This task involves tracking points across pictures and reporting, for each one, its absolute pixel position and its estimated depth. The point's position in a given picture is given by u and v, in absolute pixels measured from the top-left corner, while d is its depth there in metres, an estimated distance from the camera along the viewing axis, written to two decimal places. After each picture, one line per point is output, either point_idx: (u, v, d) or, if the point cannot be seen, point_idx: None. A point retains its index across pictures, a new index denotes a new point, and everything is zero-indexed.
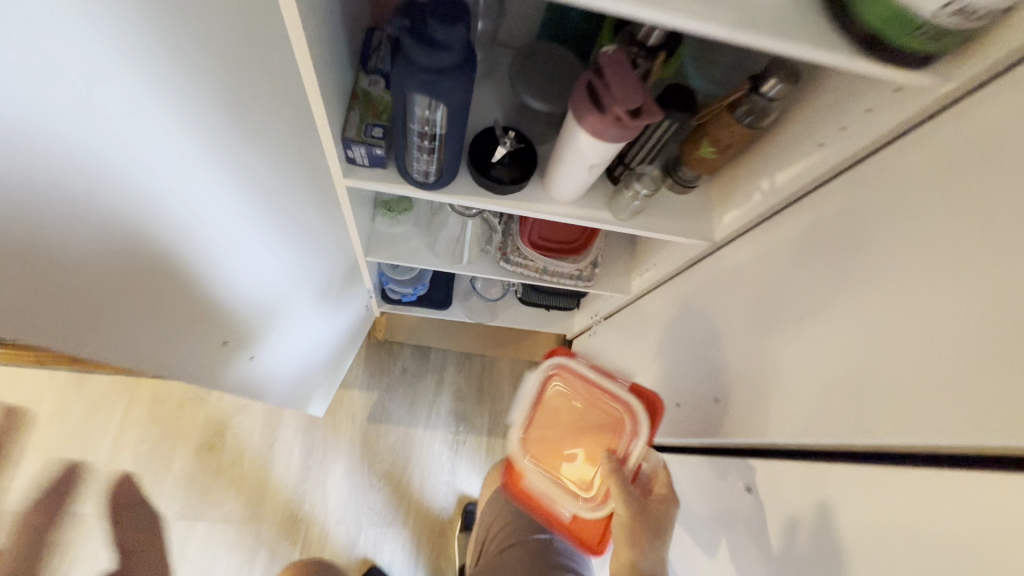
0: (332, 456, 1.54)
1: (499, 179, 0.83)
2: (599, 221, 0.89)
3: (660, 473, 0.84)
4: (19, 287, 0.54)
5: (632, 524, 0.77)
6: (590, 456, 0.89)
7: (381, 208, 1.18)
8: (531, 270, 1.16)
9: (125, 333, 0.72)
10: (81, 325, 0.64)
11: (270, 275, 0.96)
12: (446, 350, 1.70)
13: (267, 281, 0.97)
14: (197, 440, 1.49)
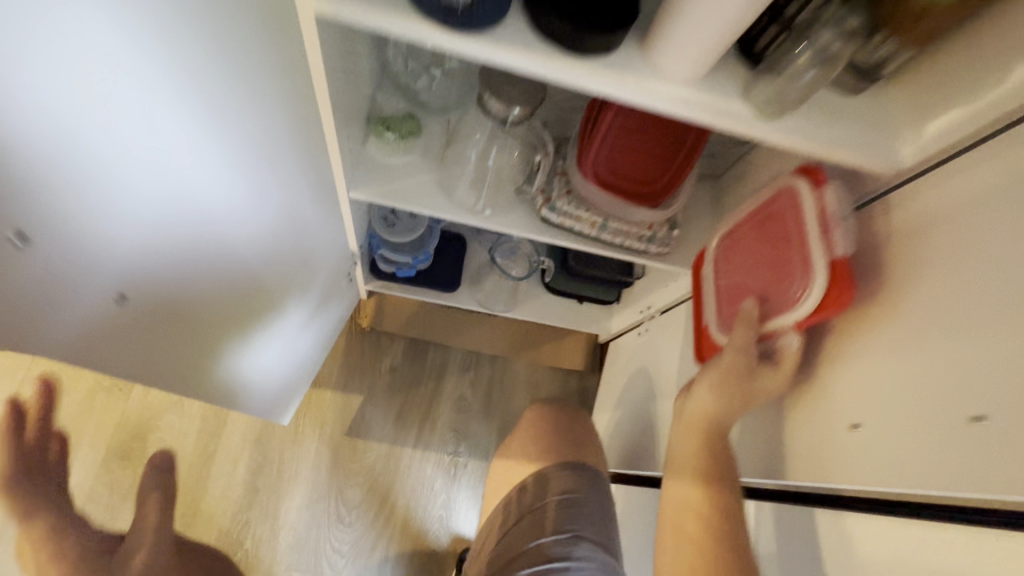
0: (289, 476, 1.16)
1: (581, 18, 0.48)
2: (730, 116, 0.54)
3: (790, 352, 0.64)
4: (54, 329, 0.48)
5: (725, 372, 0.66)
6: (740, 285, 0.73)
7: (377, 125, 0.83)
8: (585, 224, 0.81)
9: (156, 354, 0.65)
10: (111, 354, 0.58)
11: (315, 280, 0.89)
12: (448, 347, 1.33)
13: (310, 287, 0.89)
14: (107, 446, 1.11)
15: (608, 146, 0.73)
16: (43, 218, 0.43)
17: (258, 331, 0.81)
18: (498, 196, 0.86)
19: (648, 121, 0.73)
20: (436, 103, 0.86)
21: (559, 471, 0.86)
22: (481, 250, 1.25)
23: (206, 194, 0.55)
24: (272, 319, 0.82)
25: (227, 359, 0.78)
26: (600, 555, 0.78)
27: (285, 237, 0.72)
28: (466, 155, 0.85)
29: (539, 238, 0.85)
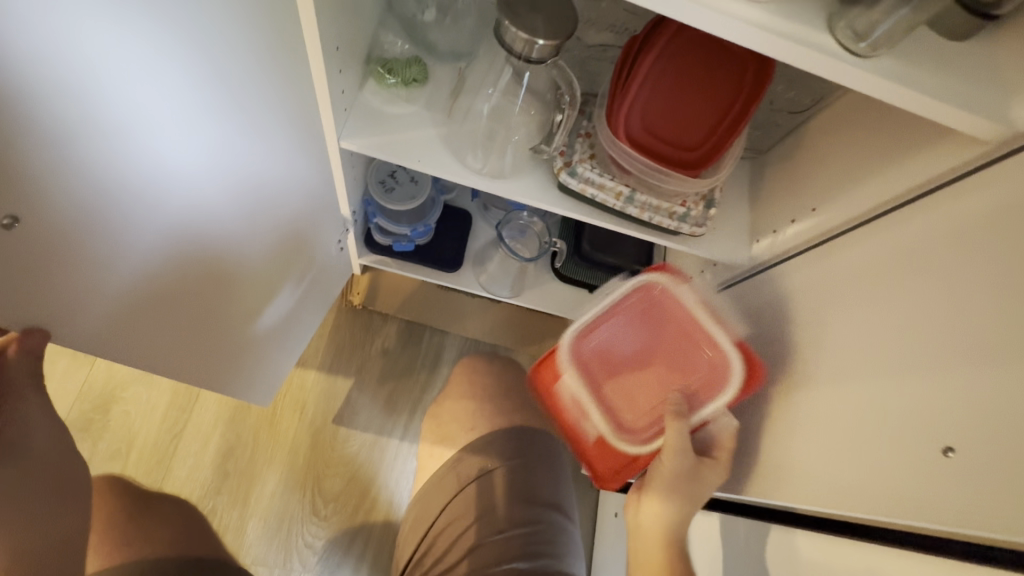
0: (263, 462, 1.06)
1: None
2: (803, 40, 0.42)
3: (724, 439, 0.63)
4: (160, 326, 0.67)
5: (671, 484, 0.61)
6: (647, 384, 0.69)
7: (377, 68, 0.73)
8: (609, 194, 0.70)
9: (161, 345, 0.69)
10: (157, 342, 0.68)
11: (310, 251, 0.86)
12: (444, 333, 1.22)
13: (296, 266, 0.85)
14: (65, 415, 1.01)
15: (641, 98, 0.61)
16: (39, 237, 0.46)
17: (256, 306, 0.80)
18: (510, 158, 0.75)
19: (691, 71, 0.60)
20: (446, 46, 0.75)
21: (502, 438, 0.78)
22: (487, 229, 1.15)
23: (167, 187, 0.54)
24: (255, 302, 0.80)
25: (216, 344, 0.78)
26: (549, 518, 0.74)
27: (276, 207, 0.70)
28: (473, 109, 0.74)
29: (555, 209, 0.74)
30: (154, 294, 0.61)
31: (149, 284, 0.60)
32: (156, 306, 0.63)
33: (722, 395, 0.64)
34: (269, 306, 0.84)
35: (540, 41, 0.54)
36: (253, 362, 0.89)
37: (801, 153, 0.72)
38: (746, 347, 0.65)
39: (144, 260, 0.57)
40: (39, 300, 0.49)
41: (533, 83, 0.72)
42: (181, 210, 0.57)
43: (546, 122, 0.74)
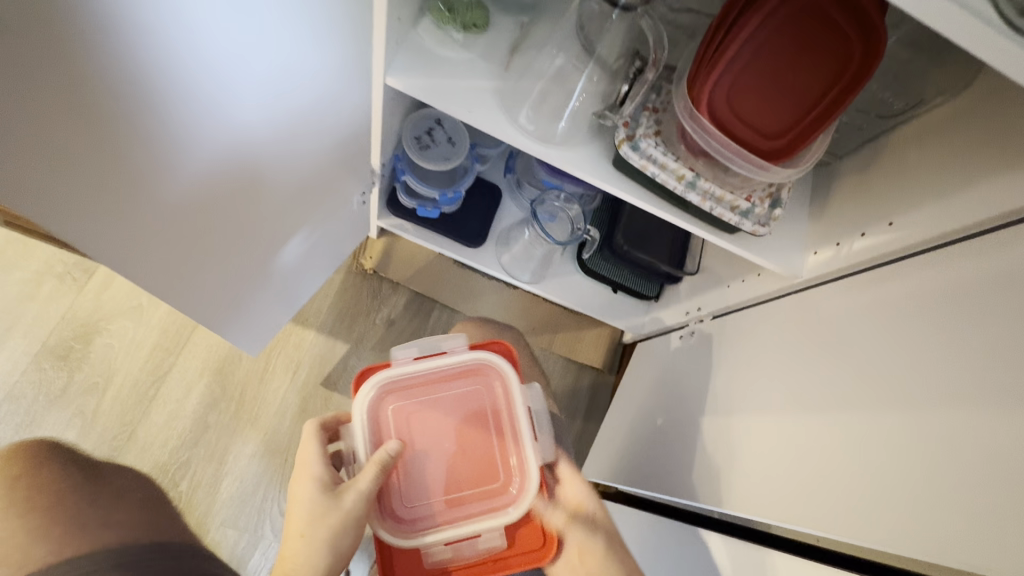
0: (246, 420, 0.99)
1: None
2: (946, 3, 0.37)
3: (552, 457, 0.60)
4: (155, 240, 0.59)
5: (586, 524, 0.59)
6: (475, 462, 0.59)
7: (437, 5, 0.66)
8: (670, 175, 0.64)
9: (147, 260, 0.60)
10: (148, 257, 0.60)
11: (333, 196, 0.80)
12: (454, 310, 1.15)
13: (308, 215, 0.78)
14: (43, 339, 0.94)
15: (730, 66, 0.55)
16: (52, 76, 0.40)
17: (272, 239, 0.75)
18: (565, 124, 0.68)
19: (789, 45, 0.54)
20: None
21: None
22: (514, 209, 1.08)
23: (193, 68, 0.48)
24: (257, 242, 0.72)
25: (208, 277, 0.70)
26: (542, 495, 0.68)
27: (307, 133, 0.64)
28: (534, 67, 0.67)
29: (606, 184, 0.68)
30: (147, 189, 0.53)
31: (149, 186, 0.53)
32: (169, 214, 0.57)
33: (514, 389, 0.58)
34: (284, 242, 0.78)
35: None
36: (256, 307, 0.83)
37: (885, 161, 0.65)
38: (480, 349, 0.59)
39: (154, 163, 0.52)
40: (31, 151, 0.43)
41: (605, 49, 0.64)
42: (208, 123, 0.53)
43: (609, 91, 0.66)
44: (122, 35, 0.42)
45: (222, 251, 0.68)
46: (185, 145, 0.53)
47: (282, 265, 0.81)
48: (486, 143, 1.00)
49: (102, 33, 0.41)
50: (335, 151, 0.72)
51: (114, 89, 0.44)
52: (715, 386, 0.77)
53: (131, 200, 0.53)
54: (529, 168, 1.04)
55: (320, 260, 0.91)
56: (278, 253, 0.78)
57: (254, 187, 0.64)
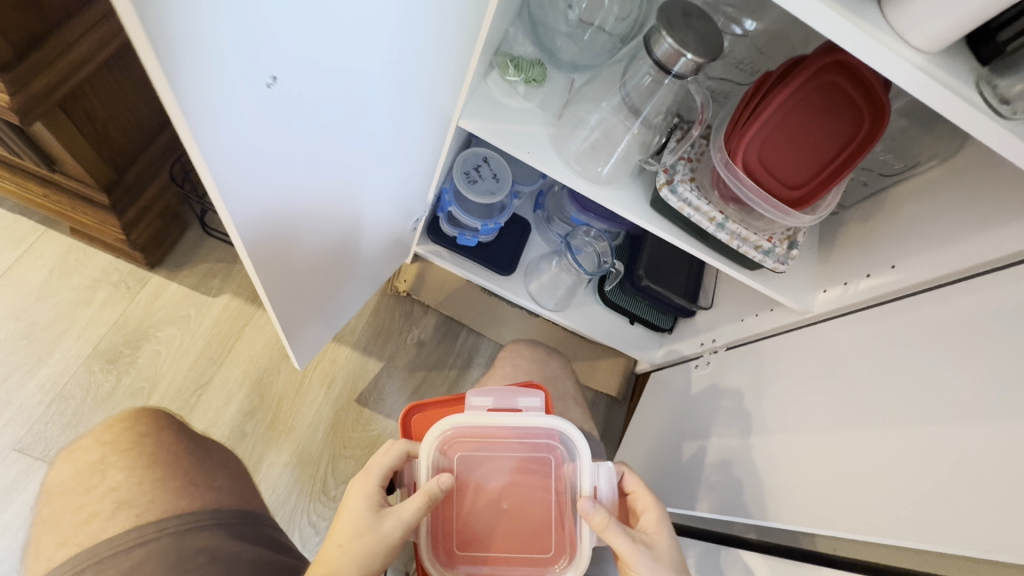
0: (282, 430, 1.03)
1: None
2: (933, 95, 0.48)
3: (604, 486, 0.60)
4: (273, 262, 0.64)
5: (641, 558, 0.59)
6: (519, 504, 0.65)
7: (505, 61, 0.76)
8: (703, 217, 0.73)
9: (263, 284, 0.65)
10: (265, 279, 0.65)
11: (394, 217, 0.88)
12: (480, 335, 1.22)
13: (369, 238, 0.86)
14: (95, 343, 0.98)
15: (764, 128, 0.65)
16: (273, 123, 0.48)
17: (348, 250, 0.82)
18: (610, 168, 0.77)
19: (814, 114, 0.64)
20: (568, 56, 0.79)
21: None
22: (542, 242, 1.17)
23: (347, 117, 0.57)
24: (329, 260, 0.79)
25: (290, 295, 0.75)
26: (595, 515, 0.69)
27: (397, 161, 0.74)
28: (583, 119, 0.77)
29: (644, 222, 0.77)
30: (286, 215, 0.60)
31: (297, 201, 0.60)
32: (298, 227, 0.64)
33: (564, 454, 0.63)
34: (355, 254, 0.86)
35: (689, 55, 0.58)
36: (313, 322, 0.90)
37: (888, 214, 0.75)
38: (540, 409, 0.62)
39: (297, 193, 0.59)
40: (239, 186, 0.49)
41: (650, 111, 0.73)
42: (338, 159, 0.61)
43: (648, 141, 0.76)
44: (328, 80, 0.50)
45: (305, 270, 0.74)
46: (329, 167, 0.61)
47: (340, 282, 0.89)
48: (523, 181, 1.10)
49: (320, 79, 0.49)
50: (404, 182, 0.81)
51: (308, 123, 0.52)
52: (734, 410, 0.84)
53: (274, 225, 0.59)
54: (559, 205, 1.14)
55: (366, 279, 0.98)
56: (338, 272, 0.85)
57: (343, 212, 0.72)
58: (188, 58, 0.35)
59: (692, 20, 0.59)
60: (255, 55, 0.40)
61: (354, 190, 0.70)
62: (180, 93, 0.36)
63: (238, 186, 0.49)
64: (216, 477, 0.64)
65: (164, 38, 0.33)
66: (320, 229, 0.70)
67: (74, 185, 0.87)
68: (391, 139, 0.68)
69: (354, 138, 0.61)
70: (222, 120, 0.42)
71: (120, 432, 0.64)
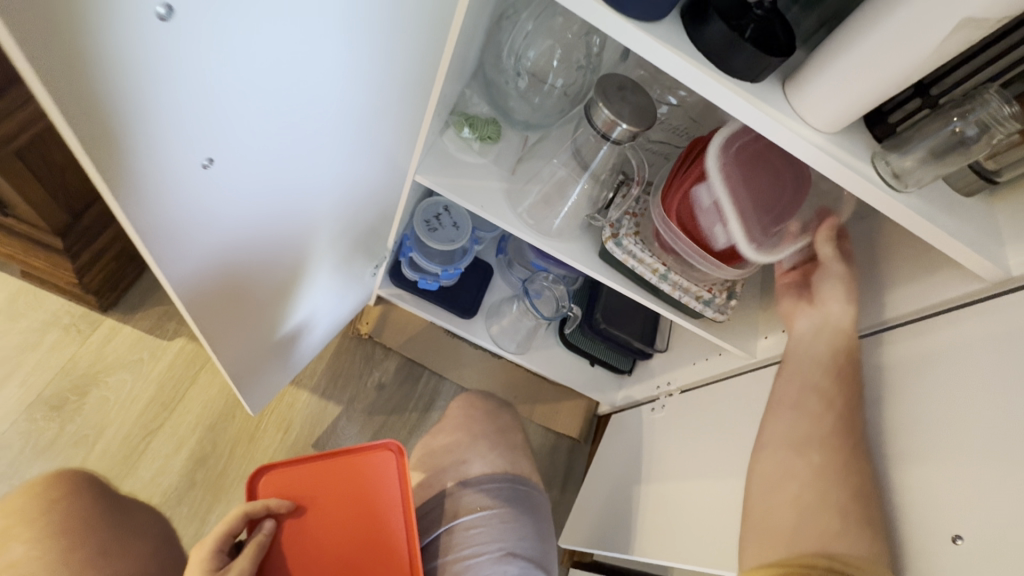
0: (234, 478, 1.00)
1: (717, 47, 0.49)
2: (838, 169, 0.53)
3: None
4: (224, 315, 0.67)
5: None
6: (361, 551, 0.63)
7: (460, 120, 0.81)
8: (647, 268, 0.77)
9: (211, 339, 0.68)
10: (214, 333, 0.68)
11: (350, 269, 0.92)
12: (443, 377, 1.22)
13: (324, 290, 0.89)
14: (38, 389, 0.95)
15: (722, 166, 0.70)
16: (214, 194, 0.52)
17: (304, 303, 0.86)
18: (560, 221, 0.82)
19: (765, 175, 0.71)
20: (522, 116, 0.83)
21: (483, 483, 0.75)
22: (504, 286, 1.20)
23: (292, 184, 0.62)
24: (285, 311, 0.82)
25: (244, 346, 0.77)
26: (531, 561, 0.72)
27: (348, 217, 0.78)
28: (537, 174, 0.81)
29: (593, 273, 0.81)
30: (234, 272, 0.63)
31: (247, 263, 0.65)
32: (248, 283, 0.68)
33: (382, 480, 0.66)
34: (312, 304, 0.88)
35: (624, 124, 0.63)
36: (269, 370, 0.91)
37: None
38: (367, 447, 0.67)
39: (245, 254, 0.63)
40: (179, 252, 0.53)
41: (598, 165, 0.77)
42: (287, 220, 0.66)
43: (597, 196, 0.80)
44: (266, 151, 0.54)
45: (260, 322, 0.77)
46: (276, 231, 0.65)
47: (300, 330, 0.91)
48: (484, 228, 1.13)
49: (258, 155, 0.54)
50: (358, 234, 0.85)
51: (252, 190, 0.57)
52: (686, 455, 0.86)
53: (223, 284, 0.63)
54: (519, 250, 1.17)
55: (327, 325, 1.01)
56: (296, 321, 0.87)
57: (298, 266, 0.75)
58: (116, 146, 0.40)
59: (627, 93, 0.65)
60: (187, 138, 0.45)
61: (308, 247, 0.74)
62: (109, 176, 0.41)
63: (179, 254, 0.53)
64: (134, 542, 0.65)
65: (93, 131, 0.38)
66: (274, 285, 0.73)
67: (28, 229, 0.87)
68: (340, 199, 0.73)
69: (302, 200, 0.65)
70: (157, 198, 0.47)
71: (30, 497, 0.63)
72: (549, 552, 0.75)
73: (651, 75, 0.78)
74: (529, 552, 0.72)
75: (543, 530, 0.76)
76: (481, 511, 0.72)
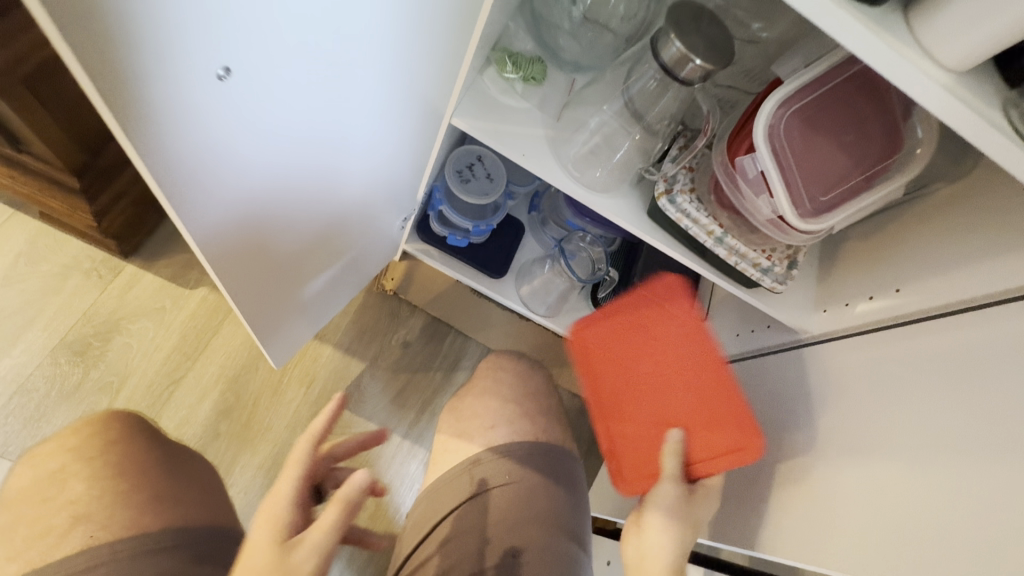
0: (258, 430, 0.98)
1: None
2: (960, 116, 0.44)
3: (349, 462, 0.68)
4: (240, 259, 0.61)
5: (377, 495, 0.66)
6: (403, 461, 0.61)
7: (503, 56, 0.73)
8: (701, 230, 0.70)
9: (225, 283, 0.62)
10: (229, 277, 0.61)
11: (379, 219, 0.85)
12: (468, 337, 1.18)
13: (350, 239, 0.82)
14: (61, 334, 0.94)
15: (798, 115, 0.61)
16: (232, 116, 0.45)
17: (329, 251, 0.79)
18: (607, 174, 0.74)
19: (842, 128, 0.63)
20: (571, 55, 0.74)
21: (507, 451, 0.70)
22: (536, 245, 1.14)
23: (319, 115, 0.54)
24: (307, 259, 0.75)
25: (262, 292, 0.71)
26: (566, 530, 0.67)
27: (380, 159, 0.70)
28: (584, 122, 0.73)
29: (642, 233, 0.74)
30: (252, 211, 0.56)
31: (265, 204, 0.58)
32: (267, 226, 0.61)
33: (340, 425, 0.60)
34: (336, 252, 0.82)
35: (697, 60, 0.55)
36: (289, 324, 0.86)
37: (889, 234, 0.72)
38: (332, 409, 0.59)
39: (264, 191, 0.56)
40: (188, 183, 0.46)
41: (655, 114, 0.69)
42: (312, 158, 0.58)
43: (650, 148, 0.72)
44: (293, 73, 0.47)
45: (280, 269, 0.71)
46: (299, 170, 0.58)
47: (321, 281, 0.85)
48: (518, 182, 1.06)
49: (284, 77, 0.46)
50: (391, 179, 0.77)
51: (274, 117, 0.49)
52: None
53: (241, 223, 0.56)
54: (555, 206, 1.09)
55: (351, 277, 0.94)
56: (319, 270, 0.81)
57: (323, 209, 0.68)
58: (112, 49, 0.33)
59: (702, 23, 0.56)
60: (200, 47, 0.38)
61: (333, 188, 0.66)
62: (100, 80, 0.33)
63: (188, 185, 0.46)
64: (185, 487, 0.63)
65: (76, 10, 0.30)
66: (298, 228, 0.67)
67: (44, 168, 0.83)
68: (372, 136, 0.65)
69: (330, 135, 0.58)
70: (159, 109, 0.38)
71: (86, 438, 0.63)
72: (585, 524, 0.70)
73: (726, 5, 0.68)
74: (563, 522, 0.67)
75: (578, 498, 0.71)
76: (509, 480, 0.67)
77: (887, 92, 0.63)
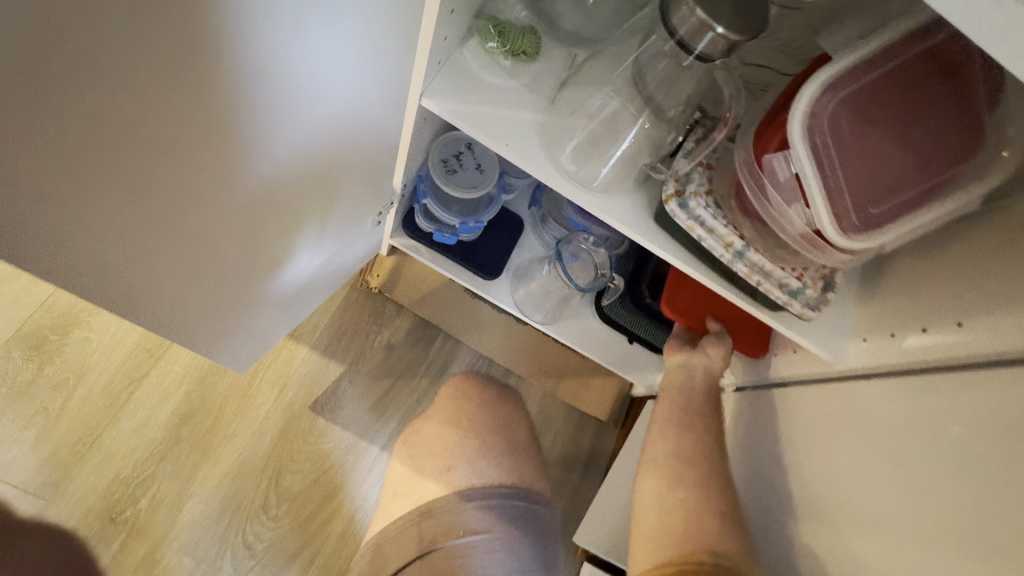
0: (224, 436, 0.91)
1: None
2: None
3: None
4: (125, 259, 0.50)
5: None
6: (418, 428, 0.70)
7: (488, 26, 0.61)
8: (717, 242, 0.58)
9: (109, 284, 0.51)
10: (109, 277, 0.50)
11: (341, 213, 0.71)
12: (458, 341, 1.08)
13: (305, 238, 0.69)
14: (16, 326, 0.87)
15: (846, 104, 0.48)
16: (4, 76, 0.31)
17: (277, 252, 0.66)
18: (608, 169, 0.62)
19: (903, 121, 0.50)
20: (571, 25, 0.62)
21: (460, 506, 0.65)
22: (536, 244, 1.02)
23: (183, 82, 0.39)
24: (246, 261, 0.63)
25: (185, 295, 0.61)
26: None
27: (325, 145, 0.56)
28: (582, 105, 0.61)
29: (648, 242, 0.62)
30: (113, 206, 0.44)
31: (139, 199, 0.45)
32: (154, 225, 0.48)
33: None
34: (290, 252, 0.69)
35: (719, 28, 0.43)
36: (244, 328, 0.76)
37: (952, 251, 0.58)
38: None
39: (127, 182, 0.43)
40: None
41: (669, 97, 0.57)
42: (199, 142, 0.44)
43: (661, 140, 0.60)
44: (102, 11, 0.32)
45: (205, 272, 0.59)
46: (178, 158, 0.44)
47: (278, 284, 0.73)
48: (515, 173, 0.94)
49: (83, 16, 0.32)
50: (350, 168, 0.63)
51: (101, 78, 0.35)
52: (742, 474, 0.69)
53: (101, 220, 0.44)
54: (557, 201, 0.97)
55: (321, 276, 0.83)
56: (273, 271, 0.70)
57: (249, 206, 0.55)
58: None
59: None
60: None
61: (258, 181, 0.53)
62: None
63: None
64: None
65: None
66: (217, 227, 0.54)
67: None
68: (300, 116, 0.50)
69: (220, 110, 0.43)
70: None
71: None
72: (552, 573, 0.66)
73: None
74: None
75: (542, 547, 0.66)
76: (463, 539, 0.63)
77: (969, 76, 0.50)
